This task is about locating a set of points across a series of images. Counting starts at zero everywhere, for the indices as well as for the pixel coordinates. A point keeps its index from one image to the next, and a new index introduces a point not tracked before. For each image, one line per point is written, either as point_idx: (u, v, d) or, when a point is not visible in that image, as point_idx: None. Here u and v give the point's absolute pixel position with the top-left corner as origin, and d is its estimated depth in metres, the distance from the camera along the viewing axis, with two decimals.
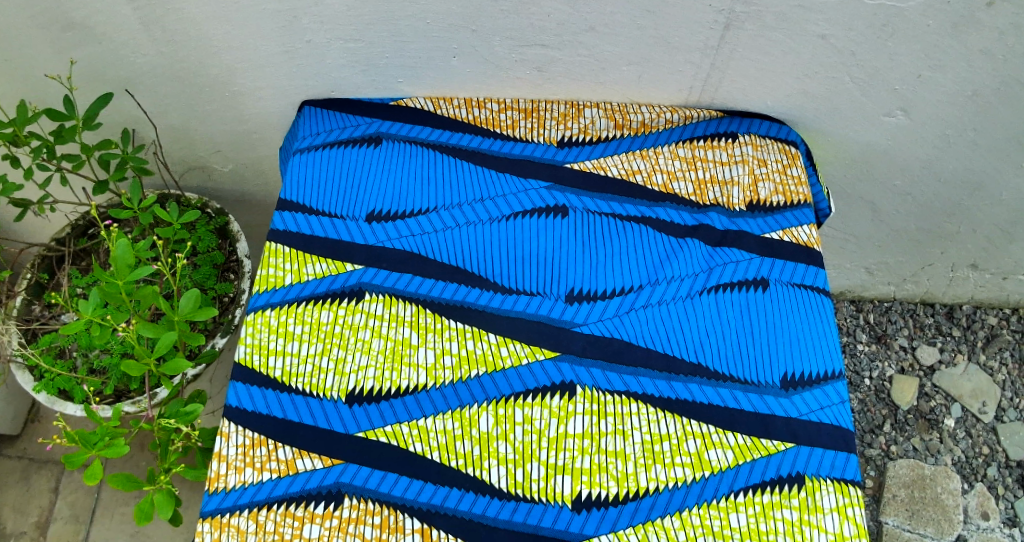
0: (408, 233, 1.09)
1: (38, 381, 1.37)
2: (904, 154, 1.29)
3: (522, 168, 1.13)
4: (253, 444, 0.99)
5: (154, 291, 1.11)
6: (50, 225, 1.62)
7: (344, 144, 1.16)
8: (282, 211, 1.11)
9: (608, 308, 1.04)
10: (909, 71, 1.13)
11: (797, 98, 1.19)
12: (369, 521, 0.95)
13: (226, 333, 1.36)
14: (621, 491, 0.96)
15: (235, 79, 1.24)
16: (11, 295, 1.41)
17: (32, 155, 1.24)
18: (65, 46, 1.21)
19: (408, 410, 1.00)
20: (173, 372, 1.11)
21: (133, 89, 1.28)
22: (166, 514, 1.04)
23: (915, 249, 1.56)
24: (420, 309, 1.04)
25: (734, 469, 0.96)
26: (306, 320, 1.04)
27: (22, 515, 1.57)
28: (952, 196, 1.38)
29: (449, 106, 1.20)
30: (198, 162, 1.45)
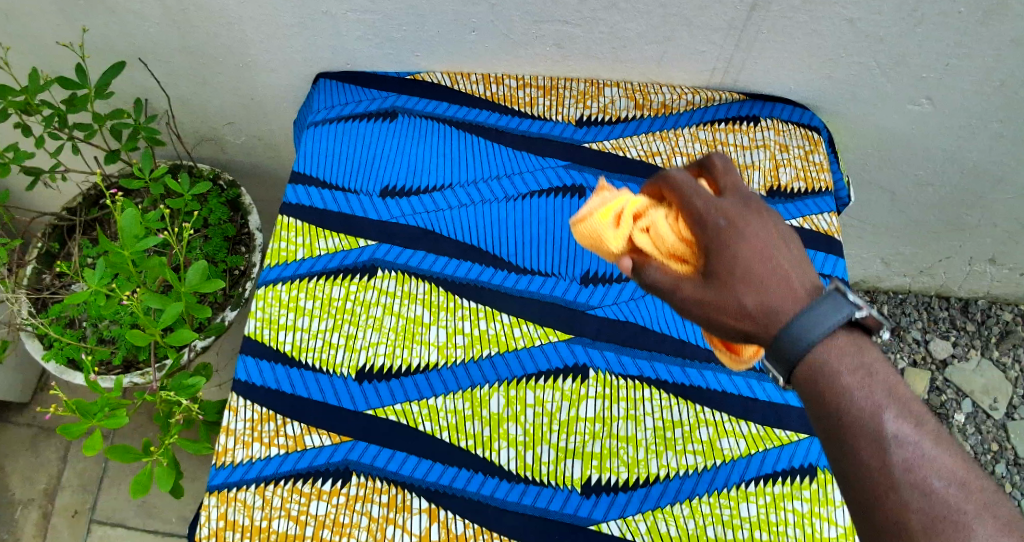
0: (422, 209, 1.07)
1: (48, 350, 1.36)
2: (927, 143, 1.27)
3: (539, 147, 1.11)
4: (262, 419, 0.98)
5: (158, 263, 1.09)
6: (61, 194, 1.61)
7: (359, 118, 1.15)
8: (295, 184, 1.10)
9: (623, 291, 1.02)
10: (938, 59, 1.11)
11: (820, 83, 1.17)
12: (376, 500, 0.95)
13: (236, 306, 1.35)
14: (631, 476, 0.95)
15: (249, 50, 1.22)
16: (21, 264, 1.40)
17: (44, 124, 1.22)
18: (78, 13, 1.19)
19: (418, 389, 0.98)
20: (178, 344, 1.10)
21: (146, 58, 1.27)
22: (163, 487, 1.03)
23: (933, 241, 1.53)
24: (433, 287, 1.03)
25: (746, 458, 0.95)
26: (318, 295, 1.03)
27: (31, 483, 1.57)
28: (974, 188, 1.35)
29: (466, 82, 1.18)
30: (210, 134, 1.43)
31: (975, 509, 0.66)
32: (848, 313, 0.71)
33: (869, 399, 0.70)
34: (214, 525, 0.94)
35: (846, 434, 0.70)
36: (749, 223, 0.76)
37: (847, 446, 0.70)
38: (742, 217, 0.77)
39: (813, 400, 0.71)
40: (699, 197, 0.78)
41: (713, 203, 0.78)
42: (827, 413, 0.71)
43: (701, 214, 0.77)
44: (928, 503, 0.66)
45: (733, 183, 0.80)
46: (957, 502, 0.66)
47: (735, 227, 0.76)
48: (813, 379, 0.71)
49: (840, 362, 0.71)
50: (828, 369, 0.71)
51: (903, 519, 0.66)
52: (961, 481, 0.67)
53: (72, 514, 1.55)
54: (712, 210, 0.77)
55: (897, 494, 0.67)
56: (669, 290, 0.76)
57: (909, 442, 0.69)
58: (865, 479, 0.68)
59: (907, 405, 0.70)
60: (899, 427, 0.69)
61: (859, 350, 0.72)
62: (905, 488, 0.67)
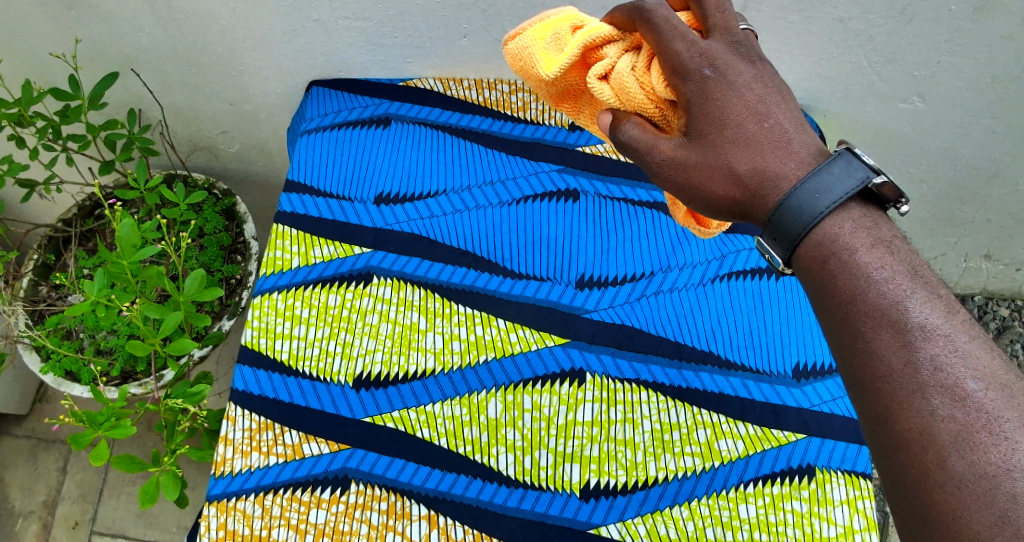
0: (417, 216, 1.07)
1: (46, 362, 1.36)
2: (920, 140, 1.27)
3: (532, 151, 1.11)
4: (260, 428, 0.98)
5: (157, 272, 1.09)
6: (57, 205, 1.62)
7: (353, 125, 1.15)
8: (289, 193, 1.10)
9: (619, 295, 1.02)
10: (929, 56, 1.11)
11: (812, 81, 1.17)
12: (376, 507, 0.95)
13: (233, 315, 1.35)
14: (630, 479, 0.95)
15: (242, 58, 1.22)
16: (18, 276, 1.41)
17: (38, 135, 1.22)
18: (69, 23, 1.20)
19: (416, 396, 0.98)
20: (180, 353, 1.10)
21: (139, 67, 1.27)
22: (171, 496, 1.03)
23: (928, 238, 1.53)
24: (428, 293, 1.03)
25: (745, 459, 0.95)
26: (314, 303, 1.03)
27: (31, 494, 1.57)
28: (968, 184, 1.36)
29: (459, 87, 1.17)
30: (205, 142, 1.44)
31: (1014, 414, 0.66)
32: (861, 178, 0.73)
33: (891, 291, 0.71)
34: (214, 535, 0.94)
35: (866, 332, 0.71)
36: (736, 71, 0.79)
37: (869, 346, 0.71)
38: (731, 66, 0.79)
39: (831, 288, 0.73)
40: (682, 41, 0.79)
41: (697, 47, 0.79)
42: (849, 311, 0.72)
43: (687, 64, 0.79)
44: (960, 408, 0.67)
45: (723, 25, 0.82)
46: (992, 404, 0.66)
47: (725, 83, 0.79)
48: (826, 261, 0.73)
49: (853, 240, 0.73)
50: (842, 248, 0.73)
51: (931, 425, 0.67)
52: (1000, 383, 0.67)
53: (72, 525, 1.55)
54: (697, 59, 0.79)
55: (925, 398, 0.68)
56: (651, 148, 0.80)
57: (937, 336, 0.69)
58: (893, 382, 0.69)
59: (934, 301, 0.71)
60: (928, 322, 0.70)
61: (873, 225, 0.74)
62: (933, 390, 0.68)
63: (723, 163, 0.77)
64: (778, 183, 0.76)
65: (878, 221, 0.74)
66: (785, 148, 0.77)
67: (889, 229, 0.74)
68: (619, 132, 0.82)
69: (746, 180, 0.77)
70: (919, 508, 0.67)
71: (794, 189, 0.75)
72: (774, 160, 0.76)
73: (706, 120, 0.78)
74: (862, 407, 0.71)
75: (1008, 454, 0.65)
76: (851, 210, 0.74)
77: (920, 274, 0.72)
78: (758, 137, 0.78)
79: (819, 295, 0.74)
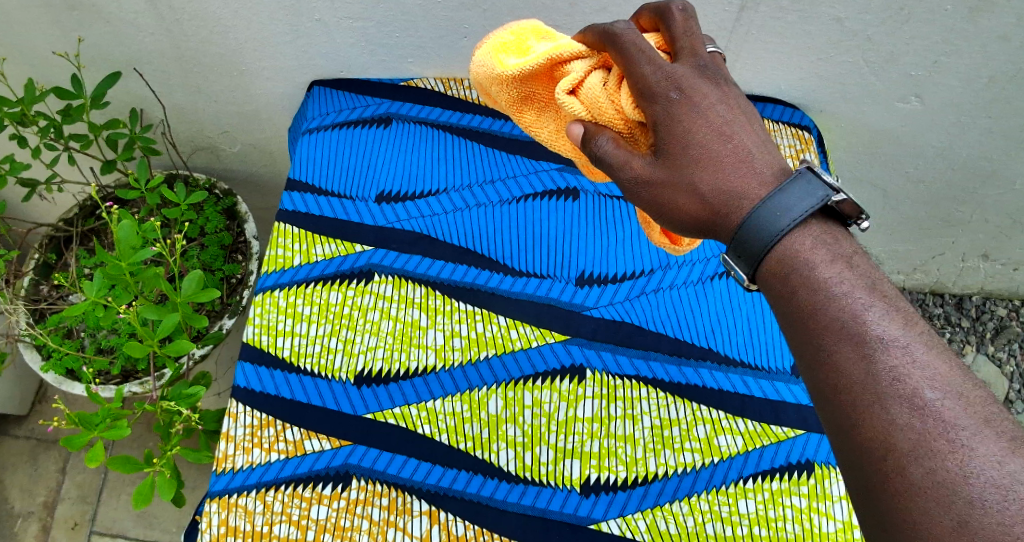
0: (418, 214, 1.08)
1: (46, 361, 1.37)
2: (917, 140, 1.28)
3: (532, 150, 1.12)
4: (261, 424, 0.98)
5: (155, 273, 1.10)
6: (58, 205, 1.62)
7: (355, 124, 1.16)
8: (291, 191, 1.10)
9: (619, 292, 1.03)
10: (926, 56, 1.12)
11: (809, 82, 1.18)
12: (377, 503, 0.95)
13: (234, 314, 1.35)
14: (630, 475, 0.95)
15: (243, 59, 1.23)
16: (19, 275, 1.41)
17: (40, 134, 1.23)
18: (72, 24, 1.20)
19: (417, 392, 0.99)
20: (177, 354, 1.10)
21: (141, 67, 1.28)
22: (165, 497, 1.04)
23: (926, 238, 1.54)
24: (429, 290, 1.03)
25: (744, 455, 0.96)
26: (315, 301, 1.04)
27: (30, 495, 1.58)
28: (965, 184, 1.37)
29: (460, 87, 1.18)
30: (205, 142, 1.44)
31: (973, 421, 0.64)
32: (822, 197, 0.71)
33: (849, 300, 0.69)
34: (216, 531, 0.94)
35: (824, 342, 0.69)
36: (702, 94, 0.76)
37: (828, 357, 0.69)
38: (696, 87, 0.77)
39: (789, 299, 0.71)
40: (649, 64, 0.77)
41: (663, 71, 0.77)
42: (807, 322, 0.70)
43: (653, 86, 0.76)
44: (919, 417, 0.65)
45: (691, 48, 0.80)
46: (952, 414, 0.64)
47: (690, 101, 0.76)
48: (784, 274, 0.71)
49: (811, 253, 0.71)
50: (802, 261, 0.71)
51: (891, 435, 0.65)
52: (957, 392, 0.65)
53: (72, 526, 1.55)
54: (663, 83, 0.76)
55: (885, 410, 0.66)
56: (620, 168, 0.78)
57: (896, 345, 0.67)
58: (852, 393, 0.67)
59: (893, 309, 0.69)
60: (887, 331, 0.68)
61: (833, 241, 0.72)
62: (892, 400, 0.66)
63: (688, 181, 0.75)
64: (742, 203, 0.73)
65: (836, 241, 0.72)
66: (751, 165, 0.74)
67: (850, 245, 0.72)
68: (591, 147, 0.79)
69: (711, 200, 0.74)
70: (883, 519, 0.65)
71: (753, 210, 0.72)
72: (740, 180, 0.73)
73: (672, 142, 0.75)
74: (825, 419, 0.69)
75: (966, 462, 0.63)
76: (812, 227, 0.72)
77: (878, 283, 0.70)
78: (723, 155, 0.74)
79: (779, 305, 0.72)
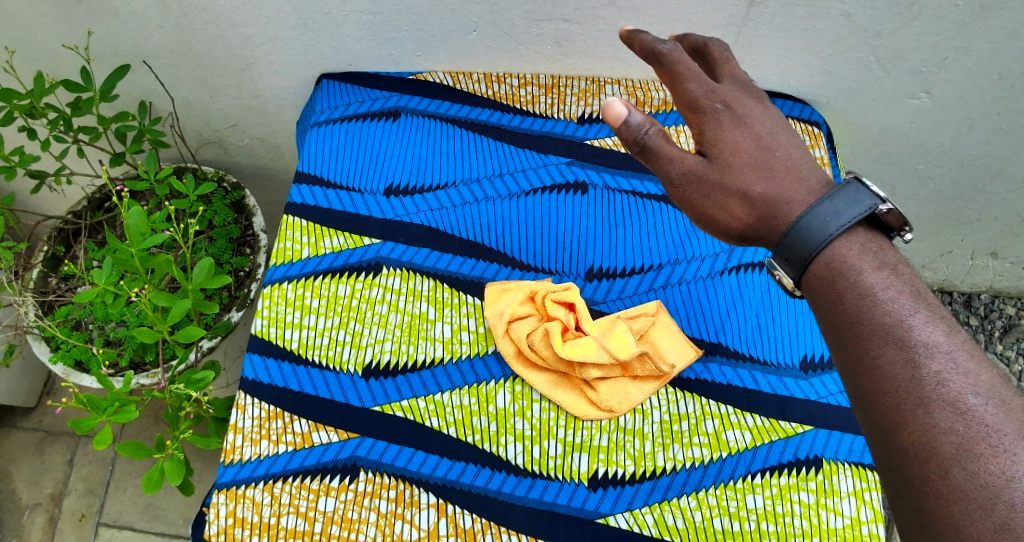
0: (426, 207, 1.08)
1: (54, 353, 1.37)
2: (926, 137, 1.27)
3: (540, 144, 1.12)
4: (269, 416, 0.99)
5: (166, 259, 1.10)
6: (66, 198, 1.63)
7: (363, 118, 1.16)
8: (299, 184, 1.11)
9: (628, 286, 1.03)
10: (935, 53, 1.12)
11: (819, 78, 1.17)
12: (385, 495, 0.95)
13: (242, 307, 1.35)
14: (637, 469, 0.95)
15: (252, 53, 1.23)
16: (27, 267, 1.41)
17: (49, 127, 1.23)
18: (81, 17, 1.21)
19: (425, 385, 0.99)
20: (187, 340, 1.11)
21: (150, 61, 1.28)
22: (174, 482, 1.04)
23: (935, 236, 1.53)
24: (437, 283, 1.03)
25: (752, 450, 0.95)
26: (324, 293, 1.04)
27: (37, 487, 1.58)
28: (974, 181, 1.36)
29: (468, 81, 1.18)
30: (214, 136, 1.45)
31: (1014, 428, 0.67)
32: (869, 206, 0.75)
33: (895, 310, 0.73)
34: (223, 523, 0.95)
35: (870, 348, 0.73)
36: (743, 110, 0.84)
37: (874, 360, 0.72)
38: (740, 102, 0.85)
39: (836, 306, 0.75)
40: (694, 81, 0.85)
41: (708, 87, 0.85)
42: (854, 329, 0.74)
43: (700, 100, 0.84)
44: (961, 421, 0.68)
45: (730, 71, 0.88)
46: (993, 419, 0.68)
47: (735, 115, 0.84)
48: (832, 280, 0.75)
49: (860, 261, 0.75)
50: (849, 269, 0.75)
51: (934, 437, 0.68)
52: (1000, 399, 0.69)
53: (79, 518, 1.56)
54: (709, 97, 0.84)
55: (928, 414, 0.69)
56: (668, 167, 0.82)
57: (939, 353, 0.71)
58: (896, 396, 0.70)
59: (937, 321, 0.73)
60: (930, 339, 0.72)
61: (878, 249, 0.76)
62: (936, 405, 0.69)
63: (737, 185, 0.81)
64: (788, 208, 0.79)
65: (880, 250, 0.76)
66: (795, 175, 0.81)
67: (894, 255, 0.76)
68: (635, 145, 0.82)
69: (758, 205, 0.80)
70: (924, 520, 0.67)
71: (802, 217, 0.77)
72: (785, 188, 0.80)
73: (719, 150, 0.82)
74: (869, 422, 0.72)
75: (1009, 466, 0.66)
76: (858, 234, 0.76)
77: (923, 294, 0.74)
78: (769, 166, 0.82)
79: (826, 312, 0.75)
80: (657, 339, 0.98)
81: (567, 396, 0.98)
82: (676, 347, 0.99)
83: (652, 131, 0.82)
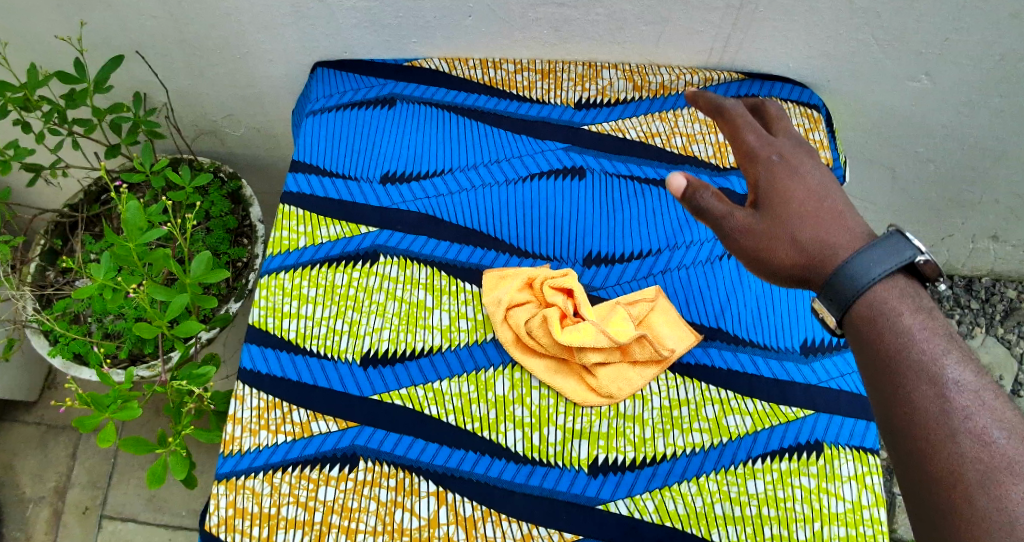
0: (423, 195, 1.07)
1: (54, 346, 1.37)
2: (927, 120, 1.27)
3: (538, 130, 1.11)
4: (268, 407, 0.98)
5: (164, 254, 1.09)
6: (63, 191, 1.62)
7: (359, 106, 1.15)
8: (295, 173, 1.10)
9: (627, 272, 1.03)
10: (936, 34, 1.11)
11: (818, 61, 1.16)
12: (384, 484, 0.95)
13: (240, 298, 1.36)
14: (638, 456, 0.95)
15: (246, 41, 1.22)
16: (25, 261, 1.41)
17: (44, 120, 1.22)
18: (74, 8, 1.19)
19: (423, 373, 0.99)
20: (186, 335, 1.10)
21: (144, 51, 1.27)
22: (179, 475, 1.03)
23: (935, 219, 1.52)
24: (435, 271, 1.03)
25: (753, 435, 0.95)
26: (321, 282, 1.03)
27: (40, 481, 1.58)
28: (975, 164, 1.35)
29: (464, 67, 1.17)
30: (210, 127, 1.44)
31: None
32: (909, 255, 0.73)
33: (930, 346, 0.71)
34: (223, 513, 0.95)
35: (903, 381, 0.70)
36: (801, 161, 0.83)
37: (906, 393, 0.70)
38: (796, 156, 0.84)
39: (871, 342, 0.72)
40: (751, 133, 0.85)
41: (765, 139, 0.85)
42: (887, 362, 0.72)
43: (756, 151, 0.84)
44: (988, 456, 0.66)
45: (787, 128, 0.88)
46: (1018, 456, 0.66)
47: (791, 166, 0.83)
48: (871, 319, 0.73)
49: (899, 303, 0.73)
50: (888, 307, 0.72)
51: (960, 469, 0.66)
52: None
53: (82, 511, 1.56)
54: (765, 148, 0.84)
55: (956, 447, 0.67)
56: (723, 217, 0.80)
57: (970, 390, 0.69)
58: (925, 427, 0.68)
59: (968, 358, 0.71)
60: (962, 377, 0.70)
61: (916, 294, 0.73)
62: (965, 438, 0.67)
63: (788, 230, 0.79)
64: (836, 254, 0.77)
65: (923, 299, 0.73)
66: (843, 221, 0.79)
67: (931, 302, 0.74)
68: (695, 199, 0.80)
69: (808, 248, 0.78)
70: None
71: (843, 263, 0.75)
72: (836, 233, 0.78)
73: (772, 198, 0.81)
74: (894, 452, 0.70)
75: None
76: (899, 282, 0.73)
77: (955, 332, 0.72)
78: (821, 213, 0.80)
79: (860, 344, 0.73)
80: (656, 323, 0.97)
81: (567, 383, 0.97)
82: (676, 332, 0.98)
83: (706, 194, 0.80)
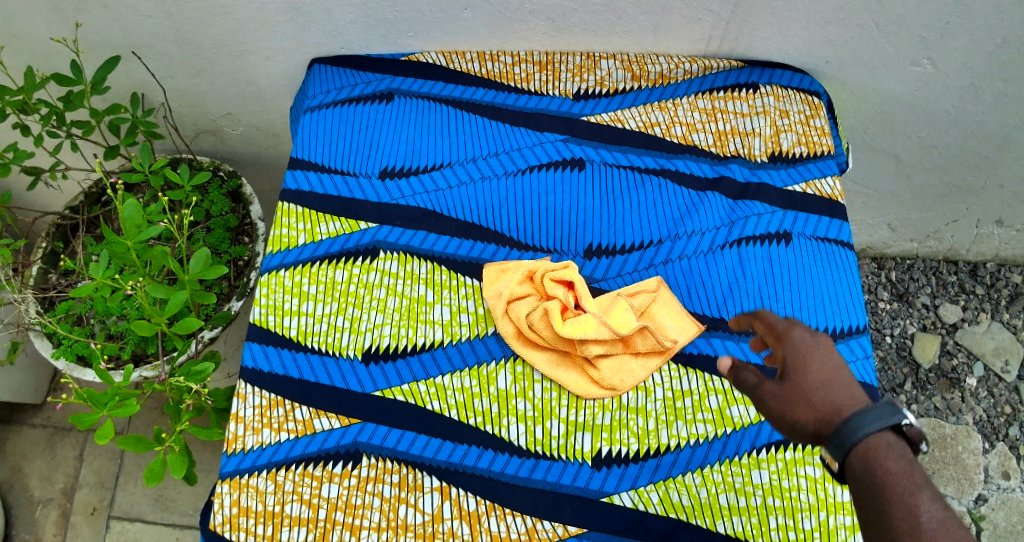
0: (422, 190, 1.06)
1: (57, 349, 1.37)
2: (929, 105, 1.26)
3: (537, 122, 1.10)
4: (270, 405, 0.98)
5: (161, 251, 1.09)
6: (64, 193, 1.62)
7: (356, 101, 1.14)
8: (294, 169, 1.09)
9: (628, 263, 1.02)
10: (937, 18, 1.10)
11: (819, 47, 1.15)
12: (388, 480, 0.95)
13: (241, 297, 1.35)
14: (642, 447, 0.94)
15: (243, 39, 1.22)
16: (26, 264, 1.40)
17: (42, 122, 1.22)
18: (70, 10, 1.19)
19: (424, 368, 0.98)
20: (186, 332, 1.10)
21: (141, 51, 1.26)
22: (178, 474, 1.03)
23: (939, 204, 1.51)
24: (435, 266, 1.02)
25: (757, 425, 0.94)
26: (321, 279, 1.03)
27: (49, 482, 1.58)
28: (979, 148, 1.34)
29: (462, 60, 1.16)
30: (209, 125, 1.43)
31: None
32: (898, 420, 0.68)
33: (917, 494, 0.66)
34: (228, 512, 0.95)
35: (883, 525, 0.65)
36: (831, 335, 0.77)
37: (882, 532, 0.65)
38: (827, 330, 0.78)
39: (858, 486, 0.67)
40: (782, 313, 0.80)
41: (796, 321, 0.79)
42: (870, 506, 0.67)
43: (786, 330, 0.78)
44: None
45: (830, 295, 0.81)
46: None
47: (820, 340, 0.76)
48: (864, 465, 0.67)
49: (888, 457, 0.67)
50: (879, 456, 0.67)
51: None
52: None
53: (91, 512, 1.56)
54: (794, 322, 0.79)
55: None
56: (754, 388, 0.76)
57: None
58: None
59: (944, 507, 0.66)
60: (935, 514, 0.65)
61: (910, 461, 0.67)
62: None
63: (803, 388, 0.73)
64: (844, 413, 0.71)
65: (919, 463, 0.68)
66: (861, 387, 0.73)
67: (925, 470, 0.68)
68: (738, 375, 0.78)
69: (820, 409, 0.72)
70: None
71: (843, 423, 0.70)
72: (849, 396, 0.72)
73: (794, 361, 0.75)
74: None
75: None
76: (896, 451, 0.68)
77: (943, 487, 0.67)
78: (843, 378, 0.73)
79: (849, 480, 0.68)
80: (658, 315, 0.97)
81: (569, 375, 0.97)
82: (678, 323, 0.97)
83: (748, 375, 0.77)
